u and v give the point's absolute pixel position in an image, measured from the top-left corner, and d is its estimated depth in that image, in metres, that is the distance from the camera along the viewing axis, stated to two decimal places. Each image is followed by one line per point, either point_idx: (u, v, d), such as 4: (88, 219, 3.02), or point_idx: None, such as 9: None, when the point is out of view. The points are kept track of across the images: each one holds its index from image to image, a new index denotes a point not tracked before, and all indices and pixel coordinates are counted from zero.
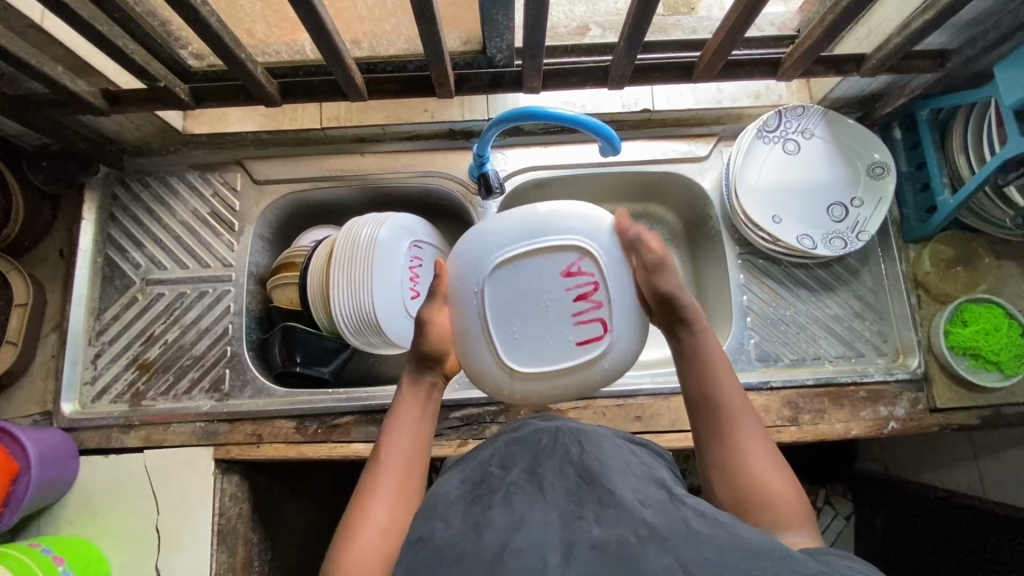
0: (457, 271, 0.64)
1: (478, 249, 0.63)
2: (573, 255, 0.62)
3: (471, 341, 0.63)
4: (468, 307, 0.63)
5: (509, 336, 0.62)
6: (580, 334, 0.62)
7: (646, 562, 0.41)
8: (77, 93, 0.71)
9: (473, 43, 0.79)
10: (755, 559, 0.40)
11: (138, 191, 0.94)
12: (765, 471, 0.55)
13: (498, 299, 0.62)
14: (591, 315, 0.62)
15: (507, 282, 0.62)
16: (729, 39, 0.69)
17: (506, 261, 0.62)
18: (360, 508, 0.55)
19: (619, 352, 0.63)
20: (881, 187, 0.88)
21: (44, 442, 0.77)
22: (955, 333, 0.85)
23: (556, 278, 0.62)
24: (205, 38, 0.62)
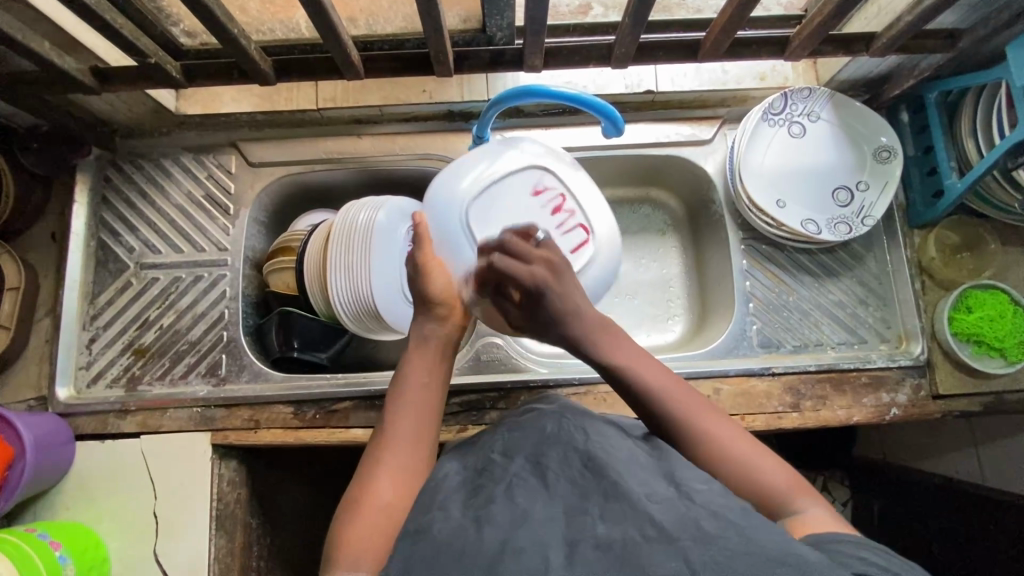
0: (433, 222, 0.73)
1: (453, 188, 0.73)
2: (535, 175, 0.75)
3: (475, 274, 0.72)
4: (461, 245, 0.72)
5: (495, 242, 0.73)
6: (574, 235, 0.75)
7: (652, 564, 0.40)
8: (66, 70, 0.69)
9: (473, 22, 0.78)
10: (769, 564, 0.39)
11: (130, 173, 0.92)
12: (762, 463, 0.55)
13: (482, 223, 0.73)
14: (571, 223, 0.75)
15: (490, 207, 0.73)
16: (737, 17, 0.67)
17: (479, 194, 0.73)
18: (364, 487, 0.54)
19: (601, 254, 0.76)
20: (887, 171, 0.87)
21: (39, 428, 0.76)
22: (958, 320, 0.84)
23: (530, 200, 0.75)
24: (196, 12, 0.60)
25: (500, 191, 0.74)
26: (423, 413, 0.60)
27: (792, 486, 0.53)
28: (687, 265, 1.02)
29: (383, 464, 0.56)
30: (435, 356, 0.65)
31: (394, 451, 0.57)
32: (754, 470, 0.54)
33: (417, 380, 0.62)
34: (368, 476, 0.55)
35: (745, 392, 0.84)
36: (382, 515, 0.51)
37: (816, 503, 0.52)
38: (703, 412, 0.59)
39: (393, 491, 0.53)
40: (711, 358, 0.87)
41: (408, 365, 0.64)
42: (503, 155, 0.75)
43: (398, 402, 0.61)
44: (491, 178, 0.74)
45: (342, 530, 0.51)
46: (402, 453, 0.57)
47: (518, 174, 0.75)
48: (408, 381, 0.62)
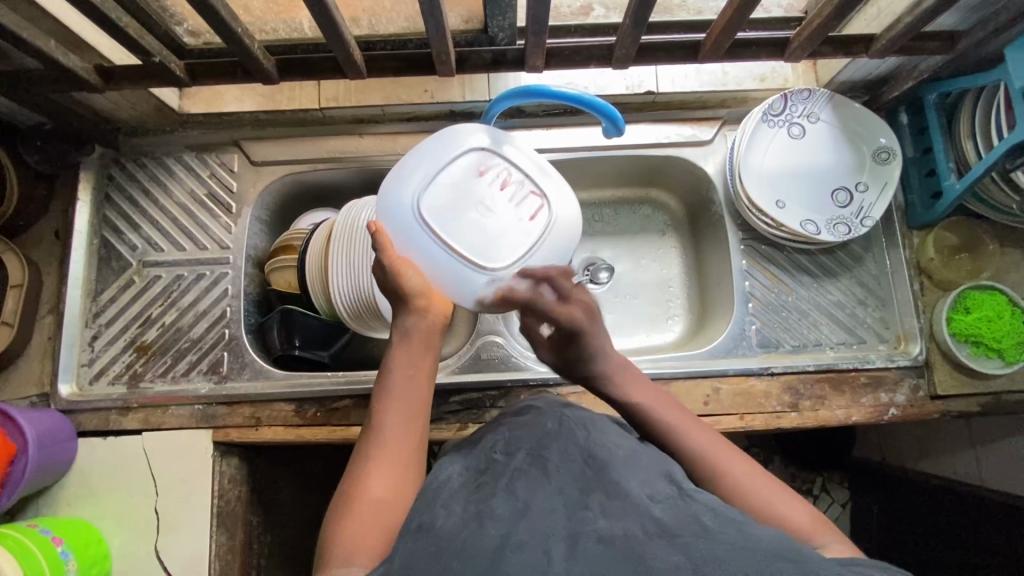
0: (387, 226, 0.63)
1: (398, 188, 0.63)
2: (474, 155, 0.65)
3: (442, 273, 0.63)
4: (422, 244, 0.63)
5: (454, 234, 0.62)
6: (528, 207, 0.64)
7: (655, 557, 0.41)
8: (71, 68, 0.69)
9: (475, 22, 0.79)
10: (770, 559, 0.40)
11: (133, 171, 0.93)
12: (787, 507, 0.54)
13: (434, 217, 0.62)
14: (525, 195, 0.64)
15: (437, 197, 0.63)
16: (737, 18, 0.68)
17: (421, 187, 0.63)
18: (357, 480, 0.54)
19: (564, 224, 0.66)
20: (886, 172, 0.87)
21: (42, 424, 0.76)
22: (957, 321, 0.84)
23: (477, 181, 0.64)
24: (200, 10, 0.61)
25: (444, 177, 0.63)
26: (411, 406, 0.60)
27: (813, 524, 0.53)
28: (687, 265, 1.02)
29: (373, 458, 0.56)
30: (418, 348, 0.63)
31: (384, 445, 0.57)
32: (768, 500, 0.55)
33: (401, 374, 0.61)
34: (358, 475, 0.54)
35: (744, 391, 0.85)
36: (374, 508, 0.51)
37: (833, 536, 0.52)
38: (726, 454, 0.58)
39: (384, 487, 0.53)
40: (710, 357, 0.88)
41: (393, 360, 0.62)
42: (436, 145, 0.65)
43: (382, 398, 0.60)
44: (433, 167, 0.63)
45: (335, 529, 0.51)
46: (391, 447, 0.56)
47: (457, 158, 0.64)
48: (393, 375, 0.61)
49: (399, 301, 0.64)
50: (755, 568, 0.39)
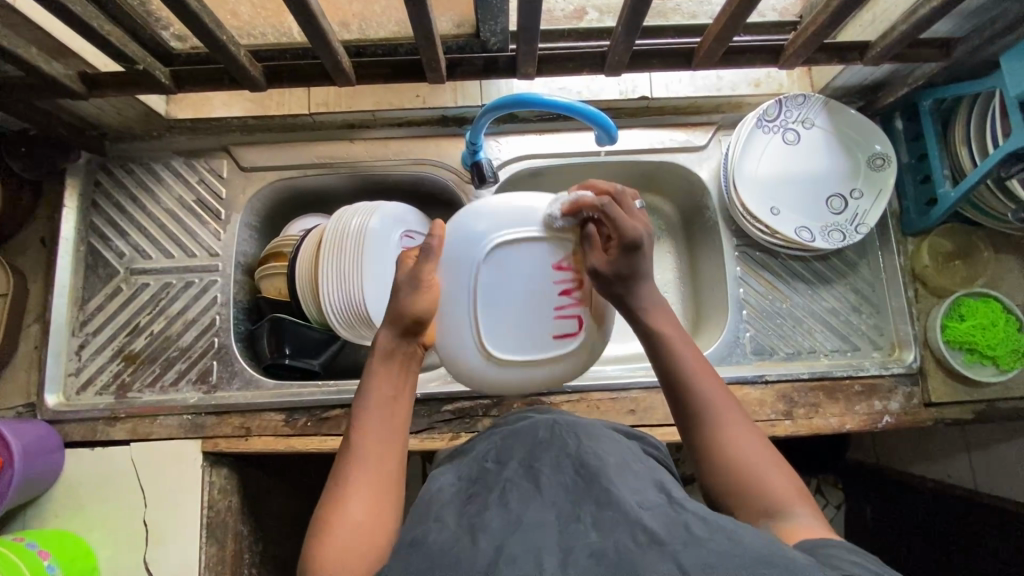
0: (450, 245, 0.61)
1: (489, 227, 0.61)
2: (562, 248, 0.62)
3: (452, 322, 0.61)
4: (460, 287, 0.61)
5: (487, 304, 0.61)
6: (565, 326, 0.62)
7: (644, 565, 0.40)
8: (52, 75, 0.68)
9: (466, 27, 0.76)
10: (757, 564, 0.39)
11: (120, 177, 0.91)
12: (768, 471, 0.53)
13: (487, 277, 0.61)
14: (570, 311, 0.62)
15: (504, 263, 0.61)
16: (731, 26, 0.67)
17: (504, 243, 0.60)
18: (335, 503, 0.52)
19: (581, 355, 0.64)
20: (881, 178, 0.87)
21: (27, 436, 0.75)
22: (951, 328, 0.84)
23: (545, 272, 0.61)
24: (184, 19, 0.60)
25: (523, 251, 0.61)
26: (391, 423, 0.58)
27: (787, 493, 0.51)
28: (681, 271, 1.02)
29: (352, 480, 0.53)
30: (399, 369, 0.60)
31: (363, 468, 0.54)
32: (754, 471, 0.53)
33: (381, 395, 0.58)
34: (334, 499, 0.52)
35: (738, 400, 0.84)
36: (356, 535, 0.50)
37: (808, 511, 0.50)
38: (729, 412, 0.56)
39: (364, 511, 0.51)
40: None
41: (371, 376, 0.60)
42: (543, 214, 0.62)
43: (362, 417, 0.57)
44: (526, 230, 0.61)
45: (313, 556, 0.49)
46: (371, 470, 0.54)
47: (544, 244, 0.61)
48: (375, 392, 0.59)
49: (394, 321, 0.59)
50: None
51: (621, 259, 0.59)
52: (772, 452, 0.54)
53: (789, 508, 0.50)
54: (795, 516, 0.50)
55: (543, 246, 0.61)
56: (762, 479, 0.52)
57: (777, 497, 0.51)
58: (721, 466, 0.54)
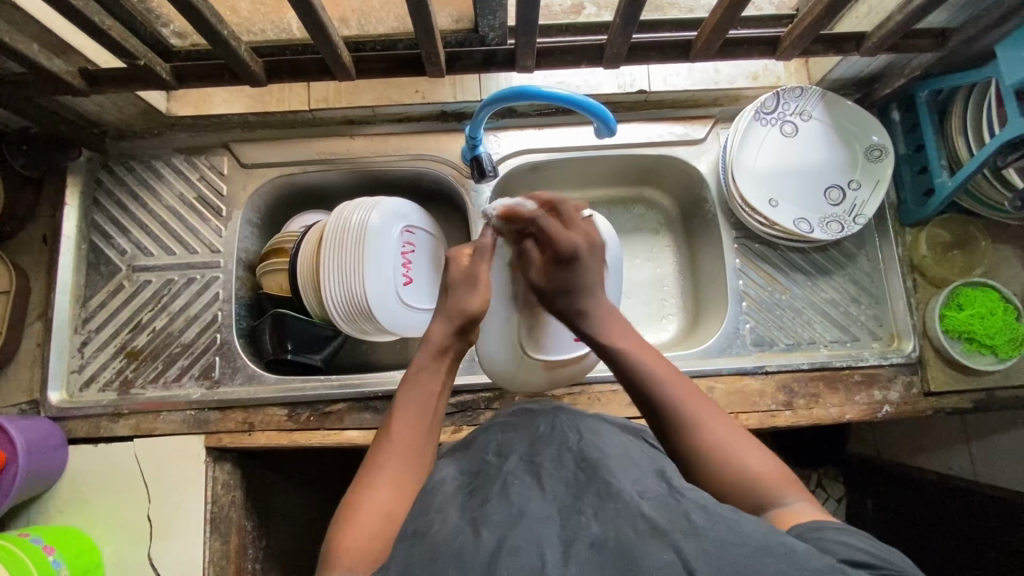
0: (485, 261, 0.67)
1: None
2: None
3: (489, 334, 0.77)
4: (498, 299, 0.66)
5: None
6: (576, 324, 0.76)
7: (645, 558, 0.40)
8: (55, 72, 0.68)
9: (465, 22, 0.77)
10: (758, 553, 0.39)
11: (122, 175, 0.92)
12: (752, 457, 0.54)
13: None
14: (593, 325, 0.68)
15: None
16: (727, 18, 0.67)
17: None
18: (368, 485, 0.54)
19: None
20: (878, 169, 0.87)
21: (31, 432, 0.76)
22: (949, 318, 0.84)
23: None
24: (185, 13, 0.60)
25: (553, 272, 0.66)
26: (424, 421, 0.61)
27: (779, 478, 0.52)
28: (681, 264, 1.02)
29: (387, 466, 0.56)
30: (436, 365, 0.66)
31: (398, 455, 0.58)
32: (737, 458, 0.53)
33: (421, 391, 0.64)
34: (367, 483, 0.55)
35: (739, 390, 0.85)
36: (388, 514, 0.52)
37: (800, 495, 0.51)
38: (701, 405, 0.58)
39: (389, 502, 0.53)
40: (704, 356, 0.87)
41: (417, 373, 0.65)
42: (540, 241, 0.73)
43: (398, 413, 0.62)
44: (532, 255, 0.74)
45: (338, 537, 0.49)
46: (404, 459, 0.58)
47: None
48: (417, 390, 0.63)
49: (451, 316, 0.68)
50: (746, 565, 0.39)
51: (556, 270, 0.70)
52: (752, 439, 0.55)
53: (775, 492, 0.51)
54: (783, 500, 0.50)
55: None
56: (746, 465, 0.53)
57: (765, 479, 0.52)
58: (706, 457, 0.55)
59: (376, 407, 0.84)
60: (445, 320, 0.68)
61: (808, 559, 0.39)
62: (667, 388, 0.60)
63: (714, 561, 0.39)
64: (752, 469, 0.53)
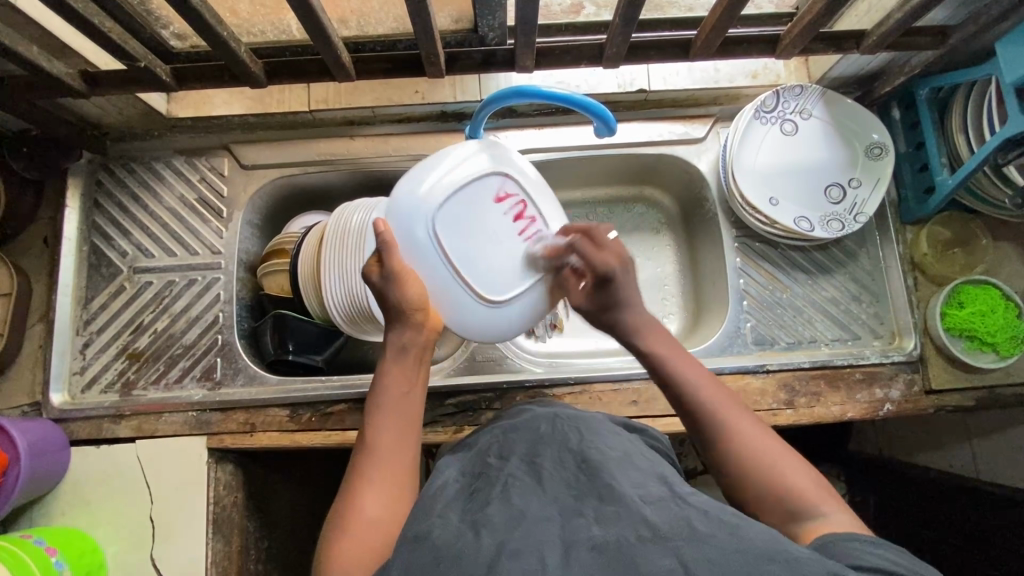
0: (399, 231, 0.65)
1: (412, 204, 0.66)
2: (496, 181, 0.69)
3: (445, 291, 0.67)
4: (431, 257, 0.66)
5: (463, 259, 0.67)
6: (528, 249, 0.70)
7: (645, 562, 0.40)
8: (55, 74, 0.68)
9: (465, 22, 0.77)
10: (759, 560, 0.39)
11: (122, 177, 0.92)
12: (790, 471, 0.53)
13: (448, 234, 0.66)
14: (531, 231, 0.70)
15: (452, 215, 0.66)
16: (727, 17, 0.67)
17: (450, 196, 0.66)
18: (349, 501, 0.53)
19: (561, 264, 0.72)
20: (878, 167, 0.87)
21: (34, 434, 0.76)
22: (951, 316, 0.84)
23: (492, 207, 0.68)
24: (184, 15, 0.60)
25: (466, 200, 0.67)
26: (404, 422, 0.58)
27: (814, 491, 0.52)
28: (681, 263, 1.02)
29: (368, 478, 0.54)
30: (406, 361, 0.62)
31: (377, 463, 0.55)
32: (777, 474, 0.53)
33: (394, 391, 0.60)
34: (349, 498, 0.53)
35: (740, 389, 0.85)
36: (371, 533, 0.50)
37: (837, 508, 0.50)
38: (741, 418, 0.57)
39: (378, 508, 0.52)
40: (705, 356, 0.87)
41: (384, 374, 0.61)
42: (465, 160, 0.68)
43: (373, 417, 0.59)
44: (457, 177, 0.67)
45: (330, 550, 0.50)
46: (385, 466, 0.55)
47: (478, 182, 0.68)
48: (388, 391, 0.60)
49: (403, 317, 0.63)
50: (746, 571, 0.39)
51: (597, 293, 0.68)
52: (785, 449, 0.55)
53: (814, 508, 0.51)
54: (823, 515, 0.50)
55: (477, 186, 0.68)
56: (787, 481, 0.52)
57: (804, 496, 0.51)
58: (746, 472, 0.54)
59: None
60: (410, 324, 0.63)
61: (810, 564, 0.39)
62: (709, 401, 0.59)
63: (715, 567, 0.39)
64: (792, 485, 0.52)
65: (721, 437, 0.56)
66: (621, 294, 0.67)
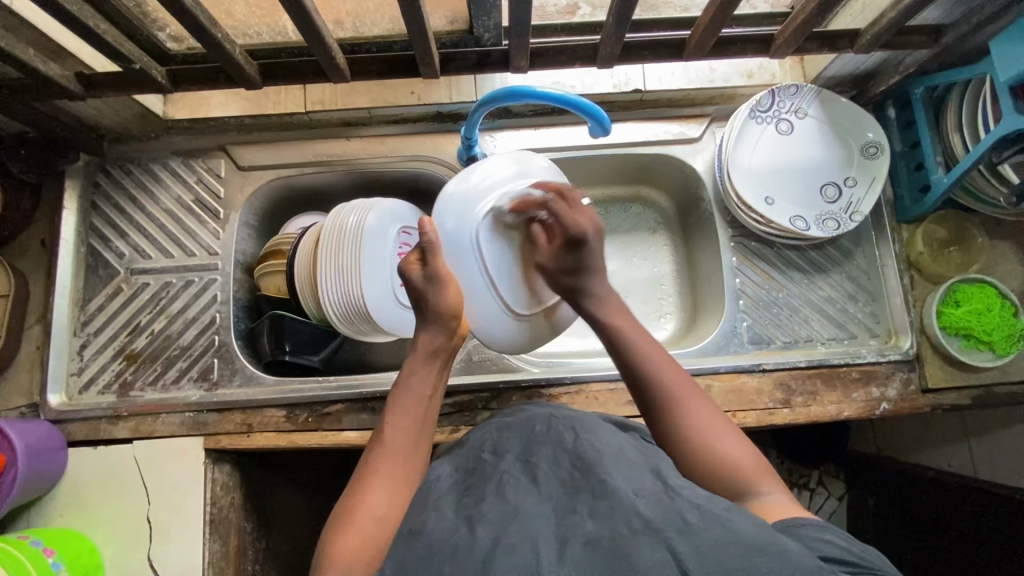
0: (445, 237, 0.70)
1: (461, 214, 0.70)
2: None
3: (478, 298, 0.71)
4: (471, 265, 0.70)
5: (503, 270, 0.72)
6: None
7: (638, 557, 0.40)
8: (51, 76, 0.68)
9: (460, 23, 0.78)
10: (750, 551, 0.39)
11: (119, 179, 0.92)
12: (731, 445, 0.54)
13: (492, 246, 0.71)
14: None
15: (496, 228, 0.71)
16: (720, 17, 0.68)
17: (494, 209, 0.71)
18: (358, 494, 0.53)
19: None
20: (874, 166, 0.87)
21: (31, 435, 0.76)
22: (947, 314, 0.84)
23: (530, 221, 0.73)
24: (179, 17, 0.60)
25: (509, 212, 0.72)
26: (421, 426, 0.59)
27: (753, 469, 0.53)
28: (678, 263, 1.02)
29: (380, 472, 0.55)
30: (431, 365, 0.63)
31: (391, 461, 0.56)
32: (718, 446, 0.54)
33: (417, 392, 0.61)
34: (360, 491, 0.53)
35: (736, 388, 0.85)
36: (382, 527, 0.50)
37: (776, 488, 0.52)
38: (690, 390, 0.58)
39: (385, 505, 0.52)
40: (701, 355, 0.87)
41: (408, 374, 0.62)
42: (506, 177, 0.72)
43: (391, 413, 0.59)
44: (501, 193, 0.71)
45: (333, 541, 0.49)
46: (398, 463, 0.56)
47: (521, 195, 0.73)
48: (409, 394, 0.60)
49: (440, 321, 0.64)
50: (736, 562, 0.38)
51: (565, 255, 0.67)
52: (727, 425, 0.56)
53: (752, 484, 0.52)
54: (760, 494, 0.51)
55: (520, 200, 0.73)
56: (726, 455, 0.54)
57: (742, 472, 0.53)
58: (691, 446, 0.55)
59: (375, 408, 0.84)
60: (431, 325, 0.64)
61: (801, 558, 0.39)
62: (660, 373, 0.60)
63: (707, 560, 0.39)
64: (731, 460, 0.53)
65: (664, 409, 0.58)
66: (591, 263, 0.67)
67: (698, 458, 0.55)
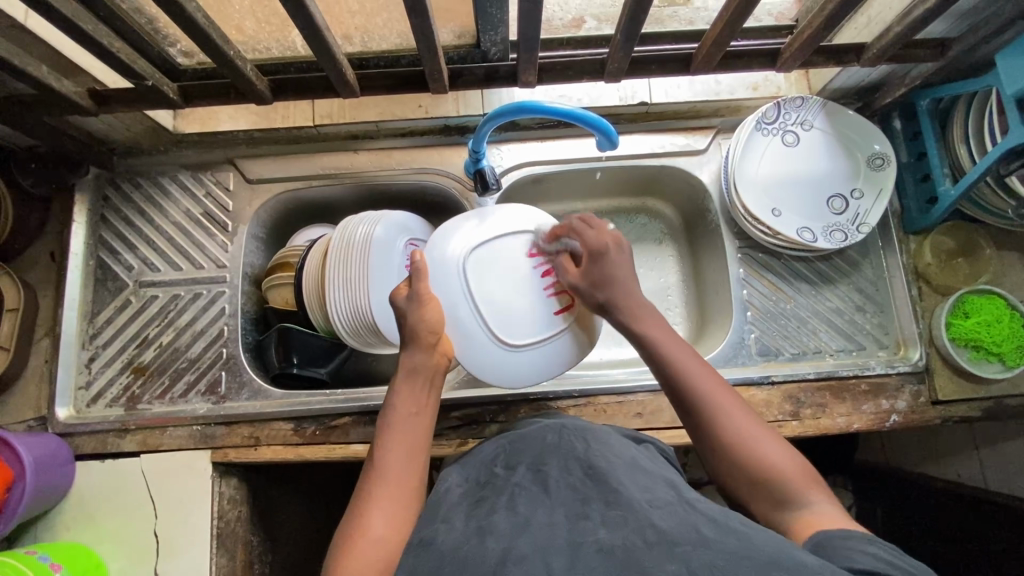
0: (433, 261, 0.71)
1: (449, 245, 0.71)
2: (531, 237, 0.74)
3: (463, 325, 0.70)
4: (452, 292, 0.70)
5: (490, 303, 0.71)
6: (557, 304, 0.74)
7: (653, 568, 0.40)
8: (64, 93, 0.69)
9: (467, 37, 0.77)
10: (766, 565, 0.39)
11: (128, 192, 0.93)
12: (772, 452, 0.55)
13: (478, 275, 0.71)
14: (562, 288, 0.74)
15: (486, 258, 0.72)
16: (727, 32, 0.68)
17: (487, 243, 0.72)
18: (358, 517, 0.53)
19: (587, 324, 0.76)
20: (881, 178, 0.87)
21: (39, 449, 0.76)
22: (956, 325, 0.84)
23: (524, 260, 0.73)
24: (192, 35, 0.61)
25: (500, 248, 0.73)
26: (414, 441, 0.60)
27: (798, 476, 0.53)
28: (685, 275, 1.02)
29: (378, 493, 0.55)
30: (420, 380, 0.64)
31: (388, 481, 0.56)
32: (757, 451, 0.55)
33: (406, 411, 0.61)
34: (359, 514, 0.54)
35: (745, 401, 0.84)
36: (380, 548, 0.51)
37: (825, 497, 0.52)
38: (724, 396, 0.59)
39: (384, 527, 0.52)
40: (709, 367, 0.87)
41: (396, 392, 0.63)
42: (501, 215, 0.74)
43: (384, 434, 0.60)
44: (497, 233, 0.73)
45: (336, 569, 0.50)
46: (394, 482, 0.56)
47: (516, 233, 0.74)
48: (397, 415, 0.61)
49: (416, 340, 0.65)
50: None
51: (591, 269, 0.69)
52: (769, 430, 0.57)
53: (799, 494, 0.52)
54: (807, 503, 0.52)
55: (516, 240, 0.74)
56: (768, 462, 0.54)
57: (788, 479, 0.53)
58: (732, 456, 0.56)
59: None
60: (411, 343, 0.65)
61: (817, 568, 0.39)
62: (695, 380, 0.60)
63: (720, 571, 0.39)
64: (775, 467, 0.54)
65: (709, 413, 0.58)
66: (610, 272, 0.68)
67: (739, 467, 0.55)
